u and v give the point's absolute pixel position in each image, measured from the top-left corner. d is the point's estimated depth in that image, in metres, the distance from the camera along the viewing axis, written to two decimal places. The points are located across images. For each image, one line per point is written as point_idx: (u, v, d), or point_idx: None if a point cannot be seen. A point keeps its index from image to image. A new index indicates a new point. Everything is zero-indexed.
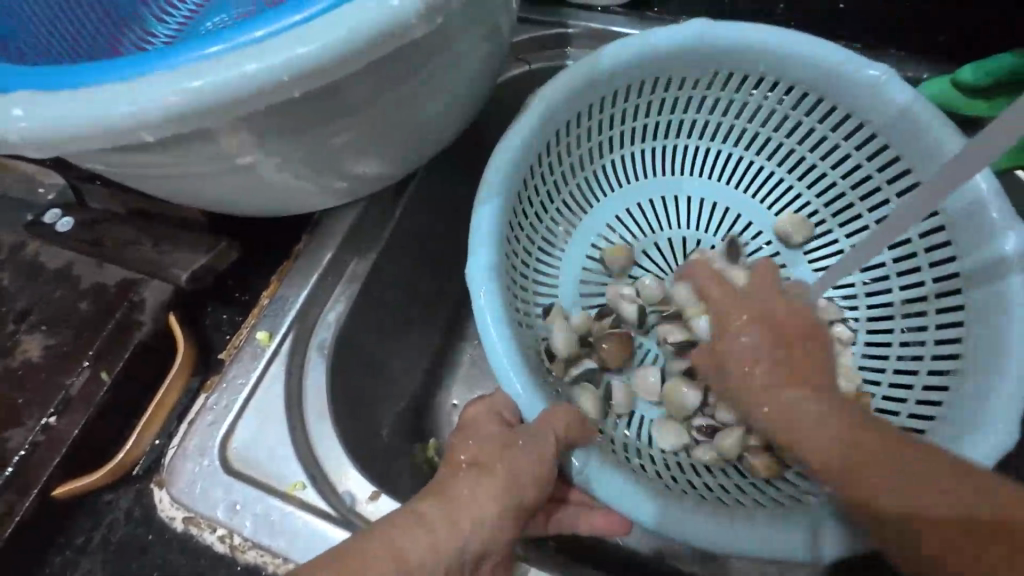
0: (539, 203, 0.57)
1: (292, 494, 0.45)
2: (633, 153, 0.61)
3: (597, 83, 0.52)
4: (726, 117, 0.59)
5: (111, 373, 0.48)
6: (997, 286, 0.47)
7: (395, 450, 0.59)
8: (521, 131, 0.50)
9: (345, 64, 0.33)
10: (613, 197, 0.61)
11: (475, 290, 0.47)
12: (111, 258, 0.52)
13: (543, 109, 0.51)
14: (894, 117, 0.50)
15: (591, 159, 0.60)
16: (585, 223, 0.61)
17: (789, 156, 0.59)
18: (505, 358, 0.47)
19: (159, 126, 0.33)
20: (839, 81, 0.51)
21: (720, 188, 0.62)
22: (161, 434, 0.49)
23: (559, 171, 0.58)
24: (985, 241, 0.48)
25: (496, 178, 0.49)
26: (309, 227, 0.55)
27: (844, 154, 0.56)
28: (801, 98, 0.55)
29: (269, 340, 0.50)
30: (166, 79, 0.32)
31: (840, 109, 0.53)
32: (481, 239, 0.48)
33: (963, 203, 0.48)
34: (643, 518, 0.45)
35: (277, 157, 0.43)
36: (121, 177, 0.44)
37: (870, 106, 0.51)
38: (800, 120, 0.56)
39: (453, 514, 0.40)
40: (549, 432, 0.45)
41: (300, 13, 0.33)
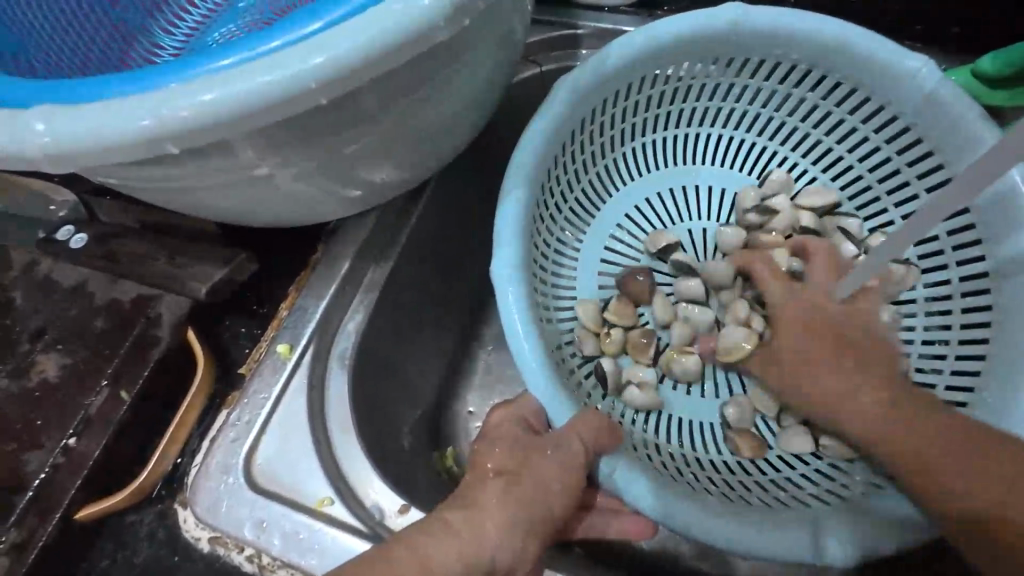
0: (562, 192, 0.56)
1: (320, 511, 0.44)
2: (658, 141, 0.61)
3: (625, 71, 0.52)
4: (753, 107, 0.58)
5: (131, 393, 0.47)
6: None
7: (417, 460, 0.58)
8: (551, 118, 0.50)
9: (373, 67, 0.32)
10: (633, 186, 0.61)
11: (500, 278, 0.47)
12: (126, 273, 0.51)
13: (574, 98, 0.50)
14: (927, 107, 0.50)
15: (614, 146, 0.59)
16: (604, 215, 0.60)
17: (815, 147, 0.59)
18: (530, 352, 0.46)
19: (179, 138, 0.32)
20: (875, 69, 0.51)
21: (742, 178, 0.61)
22: (183, 453, 0.48)
23: (582, 159, 0.57)
24: (1013, 234, 0.47)
25: (524, 169, 0.48)
26: (325, 236, 0.54)
27: (874, 147, 0.56)
28: (833, 87, 0.54)
29: (289, 353, 0.49)
30: (188, 89, 0.32)
31: (871, 98, 0.53)
32: (508, 230, 0.47)
33: (994, 201, 0.47)
34: (674, 523, 0.44)
35: (296, 167, 0.42)
36: (135, 191, 0.43)
37: (904, 97, 0.51)
38: (830, 110, 0.56)
39: (486, 528, 0.39)
40: (575, 439, 0.44)
41: (321, 19, 0.32)
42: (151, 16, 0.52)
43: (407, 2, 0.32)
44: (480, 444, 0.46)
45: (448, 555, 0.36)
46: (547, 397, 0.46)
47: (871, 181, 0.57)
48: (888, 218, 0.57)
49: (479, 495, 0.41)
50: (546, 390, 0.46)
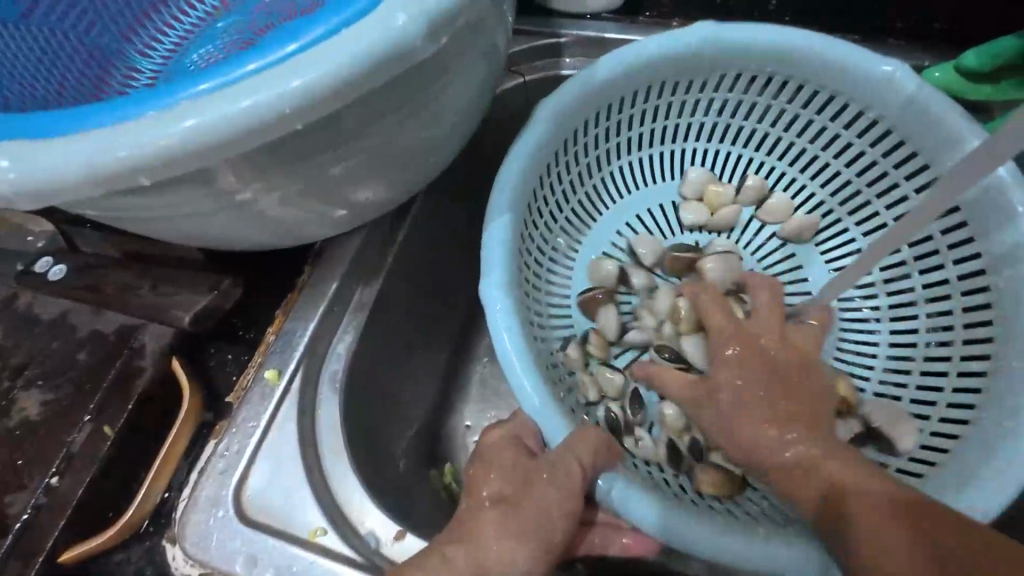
0: (549, 214, 0.56)
1: (313, 541, 0.43)
2: (642, 159, 0.61)
3: (604, 90, 0.51)
4: (735, 119, 0.58)
5: (113, 428, 0.47)
6: None
7: (414, 481, 0.57)
8: (527, 145, 0.49)
9: (350, 90, 0.31)
10: (623, 204, 0.61)
11: (490, 306, 0.46)
12: (108, 304, 0.50)
13: (553, 118, 0.50)
14: (907, 110, 0.49)
15: (600, 166, 0.59)
16: (595, 234, 0.60)
17: (802, 155, 0.58)
18: (526, 380, 0.45)
19: (150, 168, 0.31)
20: (853, 79, 0.50)
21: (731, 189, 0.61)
22: (171, 485, 0.46)
23: (568, 180, 0.57)
24: (1009, 229, 0.46)
25: (508, 189, 0.48)
26: (311, 257, 0.53)
27: (859, 153, 0.55)
28: (812, 96, 0.54)
29: (277, 378, 0.48)
30: (160, 118, 0.31)
31: (850, 105, 0.52)
32: (494, 253, 0.47)
33: (987, 195, 0.47)
34: (675, 539, 0.42)
35: (276, 190, 0.41)
36: (112, 221, 0.42)
37: (883, 102, 0.50)
38: (814, 119, 0.55)
39: (478, 553, 0.38)
40: (571, 461, 0.42)
41: (295, 42, 0.31)
42: (127, 39, 0.50)
43: (381, 21, 0.31)
44: (474, 467, 0.45)
45: None
46: (545, 423, 0.45)
47: (861, 187, 0.56)
48: (879, 221, 0.56)
49: (475, 524, 0.40)
50: (545, 414, 0.45)
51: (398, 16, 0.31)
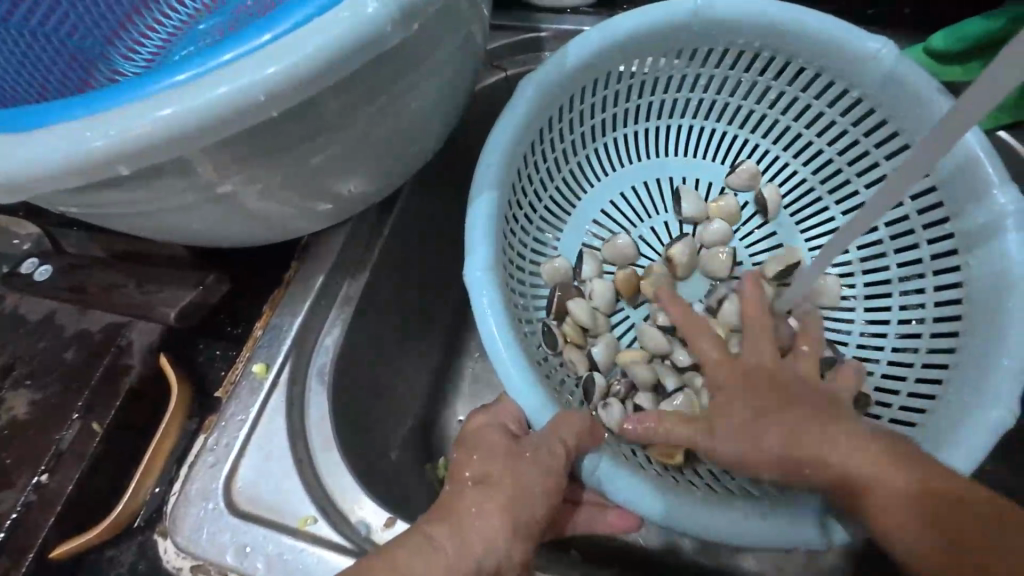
0: (535, 191, 0.56)
1: (303, 530, 0.43)
2: (628, 135, 0.61)
3: (591, 67, 0.51)
4: (721, 95, 0.59)
5: (103, 424, 0.47)
6: (994, 257, 0.47)
7: (406, 472, 0.57)
8: (515, 122, 0.49)
9: (323, 78, 0.32)
10: (608, 180, 0.61)
11: (476, 282, 0.46)
12: (93, 303, 0.51)
13: (540, 96, 0.50)
14: (890, 90, 0.50)
15: (586, 142, 0.59)
16: (581, 210, 0.61)
17: (785, 133, 0.59)
18: (510, 356, 0.46)
19: (129, 159, 0.32)
20: (837, 56, 0.51)
21: (713, 166, 0.62)
22: (161, 480, 0.46)
23: (554, 155, 0.57)
24: (980, 204, 0.47)
25: (493, 168, 0.48)
26: (298, 253, 0.54)
27: (841, 130, 0.56)
28: (799, 73, 0.54)
29: (265, 372, 0.48)
30: (136, 108, 0.31)
31: (832, 81, 0.53)
32: (480, 230, 0.47)
33: (961, 173, 0.48)
34: (659, 513, 0.43)
35: (259, 183, 0.42)
36: (96, 219, 0.43)
37: (865, 80, 0.51)
38: (798, 96, 0.56)
39: (462, 531, 0.39)
40: (556, 441, 0.43)
41: (269, 32, 0.32)
42: (110, 43, 0.49)
43: (352, 10, 0.31)
44: (459, 453, 0.45)
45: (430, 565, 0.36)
46: (528, 400, 0.46)
47: (841, 165, 0.57)
48: (855, 198, 0.58)
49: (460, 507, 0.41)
50: (528, 393, 0.45)
51: (368, 4, 0.31)
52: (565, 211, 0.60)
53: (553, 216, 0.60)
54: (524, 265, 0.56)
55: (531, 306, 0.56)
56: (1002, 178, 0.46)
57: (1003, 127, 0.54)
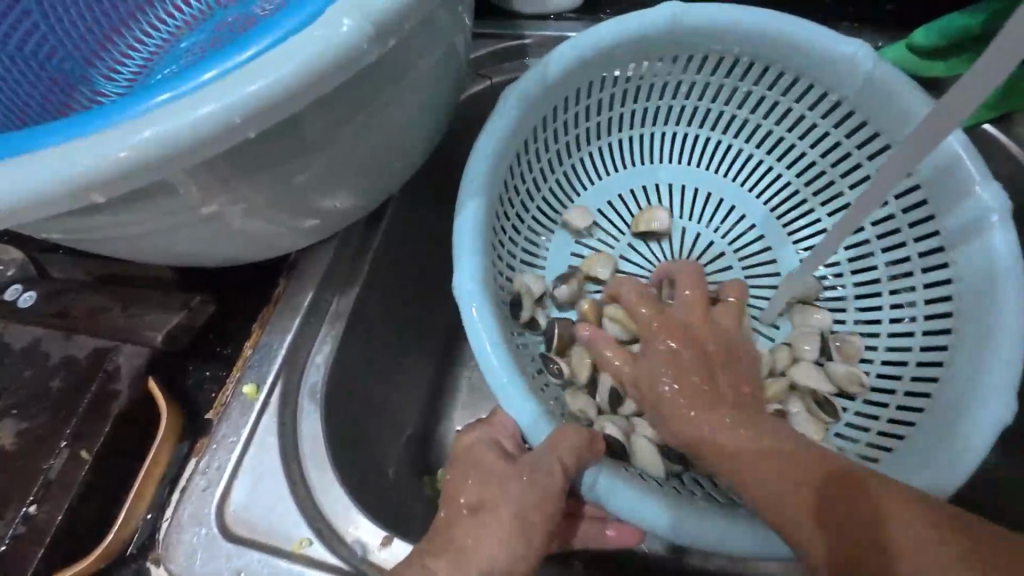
0: (520, 203, 0.56)
1: (299, 553, 0.42)
2: (611, 143, 0.61)
3: (571, 76, 0.51)
4: (702, 101, 0.59)
5: (92, 451, 0.46)
6: (981, 253, 0.47)
7: (403, 487, 0.56)
8: (498, 134, 0.49)
9: (300, 97, 0.32)
10: (595, 191, 0.61)
11: (463, 295, 0.46)
12: (79, 328, 0.51)
13: (521, 106, 0.50)
14: (869, 91, 0.50)
15: (571, 153, 0.59)
16: (569, 222, 0.60)
17: (769, 138, 0.59)
18: (501, 368, 0.45)
19: (107, 185, 0.32)
20: (815, 58, 0.51)
21: (700, 174, 0.61)
22: (153, 507, 0.46)
23: (539, 168, 0.57)
24: (965, 201, 0.47)
25: (476, 182, 0.48)
26: (286, 269, 0.53)
27: (823, 134, 0.56)
28: (779, 79, 0.54)
29: (256, 393, 0.48)
30: (118, 132, 0.31)
31: (812, 85, 0.53)
32: (466, 239, 0.47)
33: (943, 170, 0.48)
34: (662, 526, 0.43)
35: (243, 202, 0.41)
36: (80, 244, 0.42)
37: (844, 82, 0.51)
38: (779, 101, 0.56)
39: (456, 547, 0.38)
40: (553, 459, 0.42)
41: (246, 52, 0.32)
42: (91, 65, 0.49)
43: (327, 29, 0.31)
44: (453, 471, 0.45)
45: None
46: (522, 412, 0.45)
47: (827, 168, 0.57)
48: (843, 202, 0.57)
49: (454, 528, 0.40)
50: (522, 410, 0.45)
51: (343, 22, 0.31)
52: (552, 223, 0.60)
53: (541, 229, 0.59)
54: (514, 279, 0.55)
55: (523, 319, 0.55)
56: (982, 174, 0.46)
57: (988, 121, 0.54)
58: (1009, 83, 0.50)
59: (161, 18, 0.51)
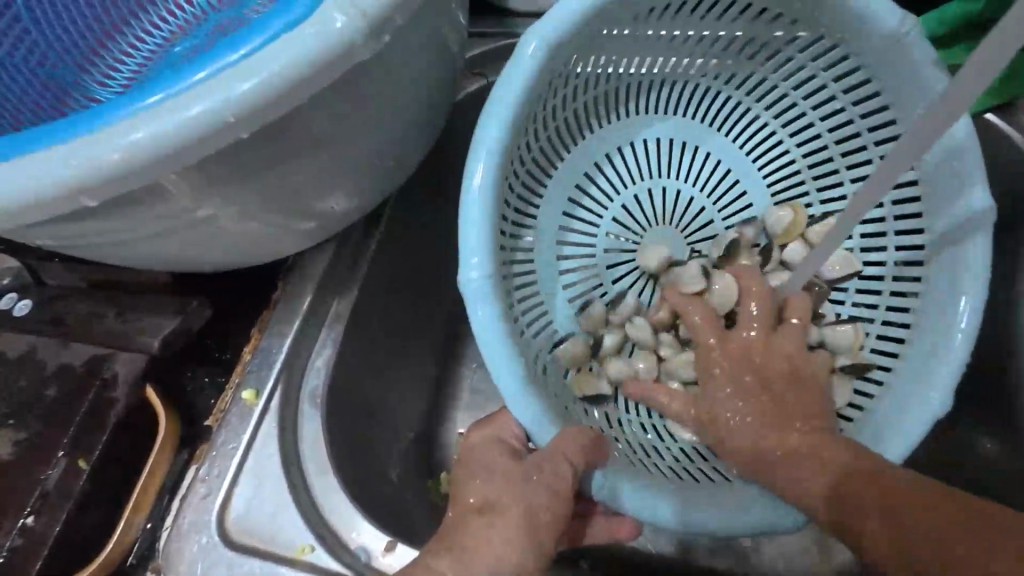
0: (527, 153, 0.53)
1: (301, 559, 0.42)
2: (627, 88, 0.57)
3: (597, 29, 0.47)
4: (730, 55, 0.56)
5: (88, 461, 0.45)
6: (953, 257, 0.48)
7: (407, 491, 0.56)
8: (515, 94, 0.45)
9: (290, 96, 0.31)
10: (603, 138, 0.58)
11: (465, 260, 0.44)
12: (78, 336, 0.50)
13: (542, 66, 0.45)
14: (893, 68, 0.48)
15: (583, 100, 0.56)
16: (568, 178, 0.58)
17: (784, 101, 0.57)
18: (500, 342, 0.44)
19: (98, 187, 0.31)
20: (858, 26, 0.47)
21: (711, 134, 0.60)
22: (153, 515, 0.45)
23: (547, 122, 0.53)
24: (956, 202, 0.47)
25: (487, 145, 0.45)
26: (283, 273, 0.53)
27: (839, 106, 0.54)
28: (811, 40, 0.52)
29: (255, 397, 0.47)
30: (106, 135, 0.30)
31: (837, 47, 0.51)
32: (470, 206, 0.45)
33: (941, 166, 0.47)
34: (673, 520, 0.43)
35: (238, 205, 0.41)
36: (71, 250, 0.42)
37: (872, 54, 0.48)
38: (807, 64, 0.54)
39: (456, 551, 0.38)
40: (558, 459, 0.42)
41: (237, 50, 0.31)
42: (84, 71, 0.47)
43: (320, 25, 0.30)
44: (456, 473, 0.44)
45: None
46: (521, 399, 0.43)
47: (828, 140, 0.56)
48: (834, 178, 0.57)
49: (454, 533, 0.39)
50: (520, 404, 0.43)
51: (335, 18, 0.31)
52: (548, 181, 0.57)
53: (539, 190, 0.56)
54: (510, 243, 0.53)
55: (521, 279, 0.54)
56: (981, 177, 0.45)
57: (989, 110, 0.53)
58: (1011, 69, 0.51)
59: (152, 27, 0.48)
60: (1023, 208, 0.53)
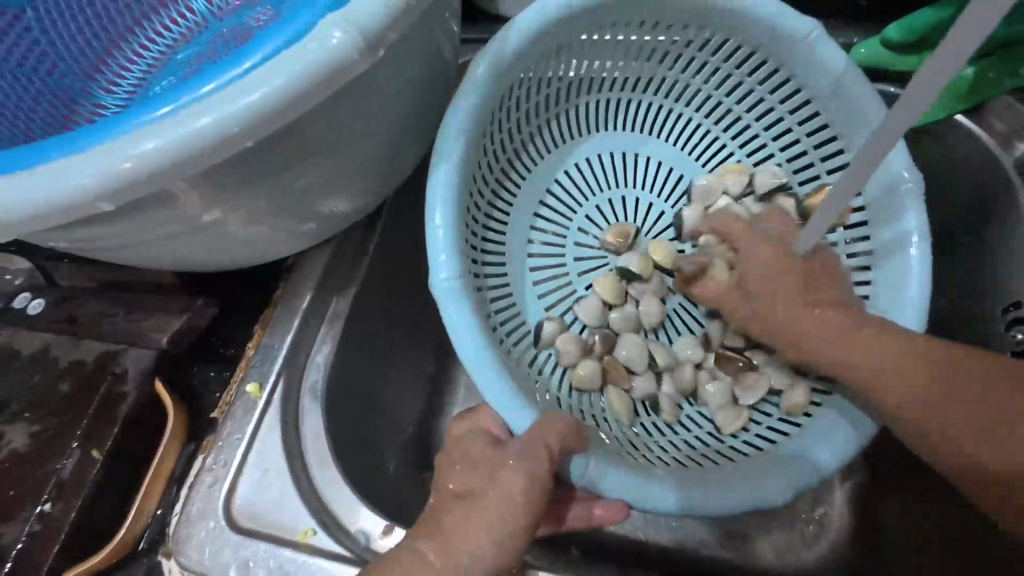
0: (490, 165, 0.56)
1: (304, 542, 0.44)
2: (579, 109, 0.61)
3: (551, 44, 0.51)
4: (678, 74, 0.59)
5: (102, 451, 0.47)
6: (898, 270, 0.50)
7: (406, 481, 0.58)
8: (469, 106, 0.48)
9: (293, 107, 0.33)
10: (553, 156, 0.61)
11: (435, 258, 0.47)
12: (86, 335, 0.52)
13: (499, 78, 0.49)
14: (827, 78, 0.52)
15: (540, 119, 0.59)
16: (529, 194, 0.60)
17: (733, 120, 0.61)
18: (472, 339, 0.46)
19: (114, 192, 0.33)
20: (792, 44, 0.52)
21: (665, 147, 0.62)
22: (163, 503, 0.48)
23: (502, 139, 0.56)
24: (897, 219, 0.50)
25: (448, 150, 0.48)
26: (286, 272, 0.55)
27: (784, 124, 0.58)
28: (736, 53, 0.56)
29: (258, 391, 0.49)
30: (123, 144, 0.33)
31: (761, 58, 0.55)
32: (442, 210, 0.47)
33: (887, 187, 0.50)
34: (667, 503, 0.46)
35: (241, 209, 0.43)
36: (83, 252, 0.44)
37: (804, 63, 0.53)
38: (751, 84, 0.58)
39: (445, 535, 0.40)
40: (542, 445, 0.44)
41: (245, 63, 0.33)
42: (89, 78, 0.49)
43: (317, 41, 0.33)
44: (448, 463, 0.46)
45: None
46: (497, 394, 0.46)
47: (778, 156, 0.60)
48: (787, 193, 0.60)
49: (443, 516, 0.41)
50: (501, 398, 0.46)
51: (332, 36, 0.33)
52: (510, 197, 0.59)
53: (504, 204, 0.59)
54: (481, 257, 0.55)
55: (490, 290, 0.55)
56: (919, 196, 0.49)
57: (959, 113, 0.55)
58: (972, 79, 0.54)
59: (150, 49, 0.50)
60: (992, 205, 0.55)
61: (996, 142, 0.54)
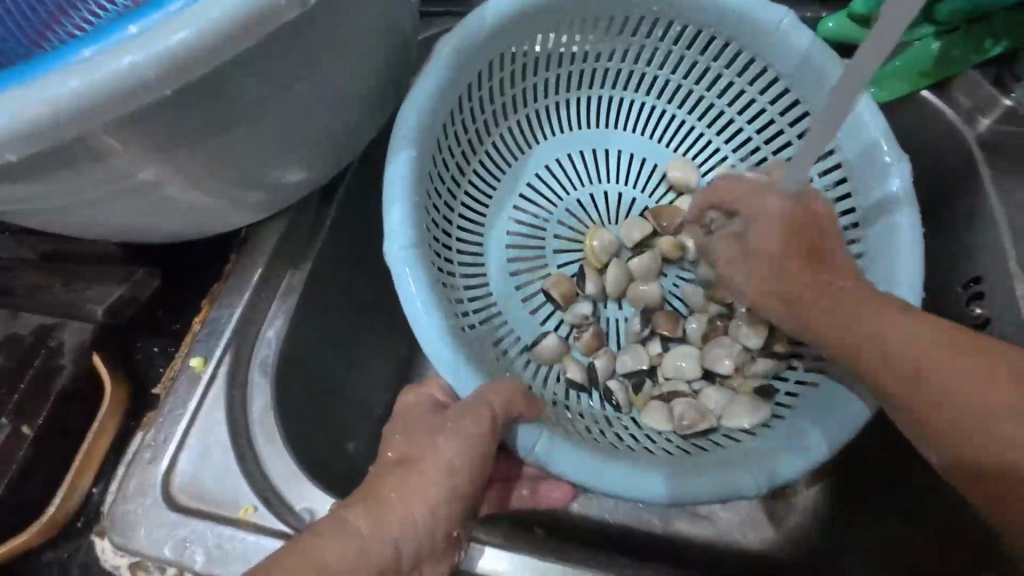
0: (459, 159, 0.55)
1: (245, 520, 0.43)
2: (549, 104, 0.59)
3: (507, 32, 0.49)
4: (647, 66, 0.58)
5: (33, 427, 0.47)
6: (890, 228, 0.49)
7: (364, 461, 0.57)
8: (425, 92, 0.47)
9: (215, 54, 0.31)
10: (528, 153, 0.60)
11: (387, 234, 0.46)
12: (23, 306, 0.51)
13: (453, 63, 0.48)
14: (797, 62, 0.51)
15: (509, 113, 0.58)
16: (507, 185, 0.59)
17: (710, 110, 0.59)
18: (427, 320, 0.45)
19: (19, 144, 0.31)
20: (750, 30, 0.51)
21: (644, 140, 0.61)
22: (100, 480, 0.46)
23: (471, 133, 0.55)
24: (880, 178, 0.49)
25: (404, 138, 0.46)
26: (237, 245, 0.53)
27: (761, 109, 0.56)
28: (719, 46, 0.54)
29: (203, 366, 0.48)
30: (30, 90, 0.31)
31: (733, 46, 0.53)
32: (396, 188, 0.46)
33: (865, 151, 0.50)
34: (622, 486, 0.44)
35: (180, 172, 0.41)
36: (13, 215, 0.41)
37: (770, 48, 0.51)
38: (722, 72, 0.56)
39: (389, 511, 0.38)
40: (482, 403, 0.42)
41: (165, 8, 0.31)
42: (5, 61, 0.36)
43: None
44: (392, 430, 0.45)
45: (353, 551, 0.36)
46: (449, 368, 0.45)
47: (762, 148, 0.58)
48: None
49: (383, 490, 0.40)
50: (453, 372, 0.45)
51: None
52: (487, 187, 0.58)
53: (478, 193, 0.57)
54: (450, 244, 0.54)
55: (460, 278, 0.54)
56: (898, 156, 0.48)
57: (925, 89, 0.55)
58: (937, 55, 0.53)
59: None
60: (958, 181, 0.55)
61: (961, 118, 0.54)
